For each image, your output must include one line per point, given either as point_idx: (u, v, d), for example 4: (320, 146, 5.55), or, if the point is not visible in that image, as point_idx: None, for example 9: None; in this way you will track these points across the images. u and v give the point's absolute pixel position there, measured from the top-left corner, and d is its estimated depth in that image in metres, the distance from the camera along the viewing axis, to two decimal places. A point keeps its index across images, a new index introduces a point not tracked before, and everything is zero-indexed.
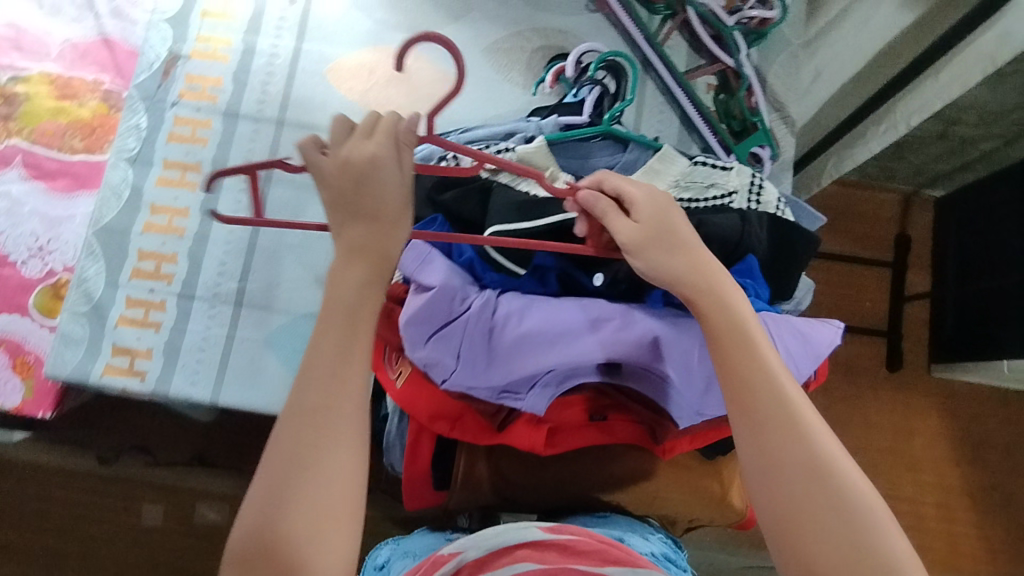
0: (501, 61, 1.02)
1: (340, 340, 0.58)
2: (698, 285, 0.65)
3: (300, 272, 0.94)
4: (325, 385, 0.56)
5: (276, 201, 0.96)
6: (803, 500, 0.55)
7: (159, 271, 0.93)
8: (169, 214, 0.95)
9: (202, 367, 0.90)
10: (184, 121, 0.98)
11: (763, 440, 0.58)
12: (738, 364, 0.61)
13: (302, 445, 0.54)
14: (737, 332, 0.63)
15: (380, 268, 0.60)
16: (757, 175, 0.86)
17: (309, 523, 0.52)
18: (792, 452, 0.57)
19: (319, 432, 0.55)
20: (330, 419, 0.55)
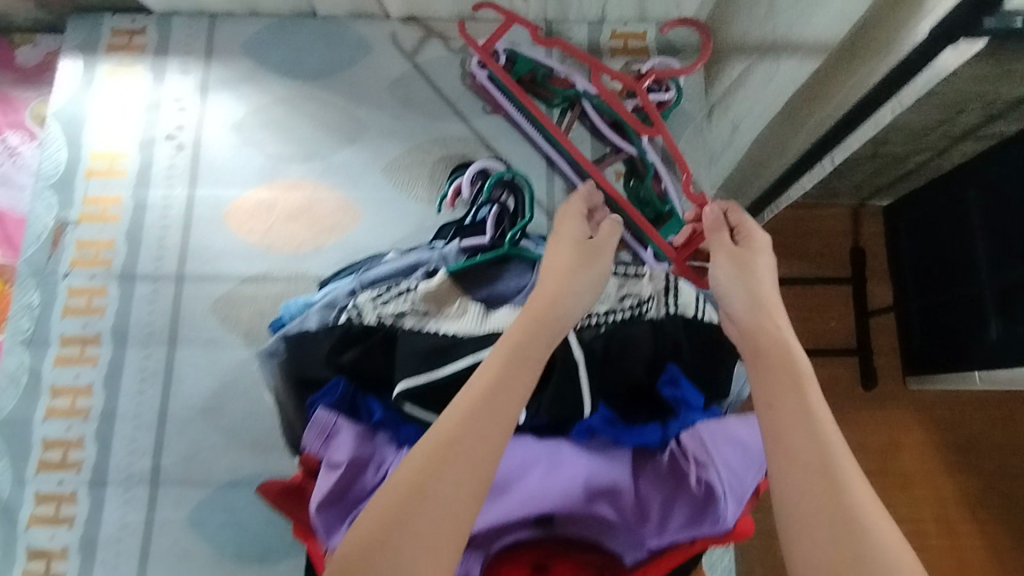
0: (403, 179, 0.99)
1: (509, 369, 0.56)
2: (763, 307, 0.66)
3: (217, 437, 0.88)
4: (483, 409, 0.52)
5: (183, 363, 0.91)
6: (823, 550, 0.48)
7: (67, 459, 0.88)
8: (72, 395, 0.90)
9: (122, 559, 0.85)
10: (77, 291, 0.93)
11: (810, 488, 0.50)
12: (784, 422, 0.55)
13: (437, 461, 0.49)
14: (780, 353, 0.60)
15: (544, 324, 0.61)
16: (672, 276, 0.83)
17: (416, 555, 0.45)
18: (798, 482, 0.51)
19: (458, 456, 0.50)
20: (480, 426, 0.51)
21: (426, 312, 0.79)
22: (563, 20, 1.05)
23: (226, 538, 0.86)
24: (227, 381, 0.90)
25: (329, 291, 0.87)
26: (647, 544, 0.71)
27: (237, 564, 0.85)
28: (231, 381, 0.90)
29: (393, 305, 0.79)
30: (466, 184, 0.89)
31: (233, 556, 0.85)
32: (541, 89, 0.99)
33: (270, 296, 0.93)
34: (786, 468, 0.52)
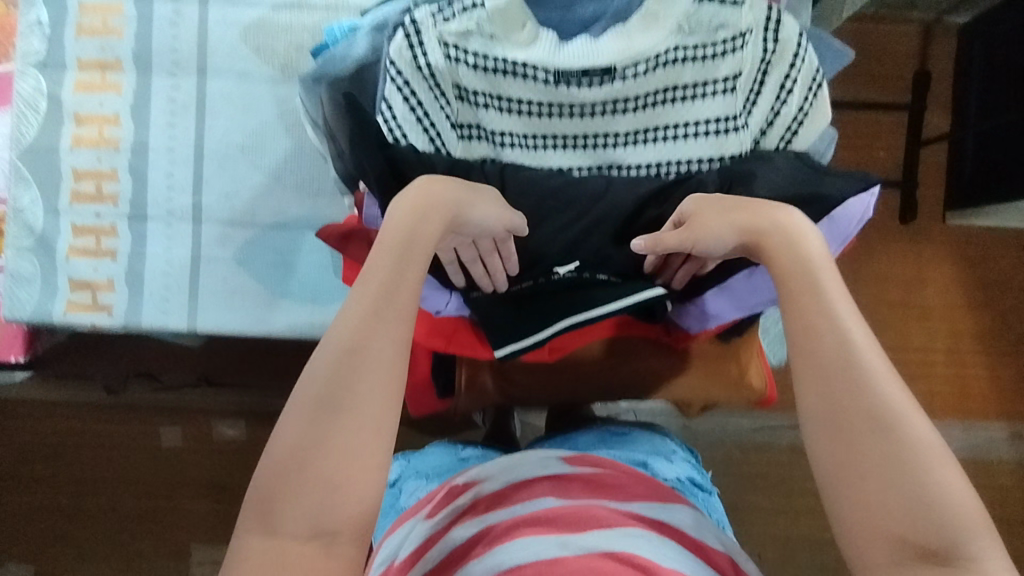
0: None
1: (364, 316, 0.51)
2: (778, 238, 0.58)
3: (258, 177, 0.84)
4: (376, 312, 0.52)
5: (217, 96, 0.83)
6: (841, 395, 0.49)
7: (101, 191, 0.83)
8: (98, 124, 0.82)
9: (172, 293, 0.83)
10: (90, 9, 0.82)
11: (820, 377, 0.51)
12: (796, 284, 0.56)
13: (346, 364, 0.50)
14: (795, 247, 0.57)
15: (429, 211, 0.59)
16: (775, 5, 0.71)
17: (347, 450, 0.48)
18: (824, 349, 0.51)
19: (355, 356, 0.50)
20: (312, 422, 0.48)
21: (492, 36, 0.71)
22: None
23: (274, 280, 0.84)
24: (266, 119, 0.83)
25: (380, 13, 0.77)
26: (715, 318, 0.74)
27: (286, 305, 0.84)
28: (271, 119, 0.83)
29: (456, 23, 0.70)
30: None
31: (282, 296, 0.84)
32: None
33: (307, 26, 0.83)
34: (805, 341, 0.52)
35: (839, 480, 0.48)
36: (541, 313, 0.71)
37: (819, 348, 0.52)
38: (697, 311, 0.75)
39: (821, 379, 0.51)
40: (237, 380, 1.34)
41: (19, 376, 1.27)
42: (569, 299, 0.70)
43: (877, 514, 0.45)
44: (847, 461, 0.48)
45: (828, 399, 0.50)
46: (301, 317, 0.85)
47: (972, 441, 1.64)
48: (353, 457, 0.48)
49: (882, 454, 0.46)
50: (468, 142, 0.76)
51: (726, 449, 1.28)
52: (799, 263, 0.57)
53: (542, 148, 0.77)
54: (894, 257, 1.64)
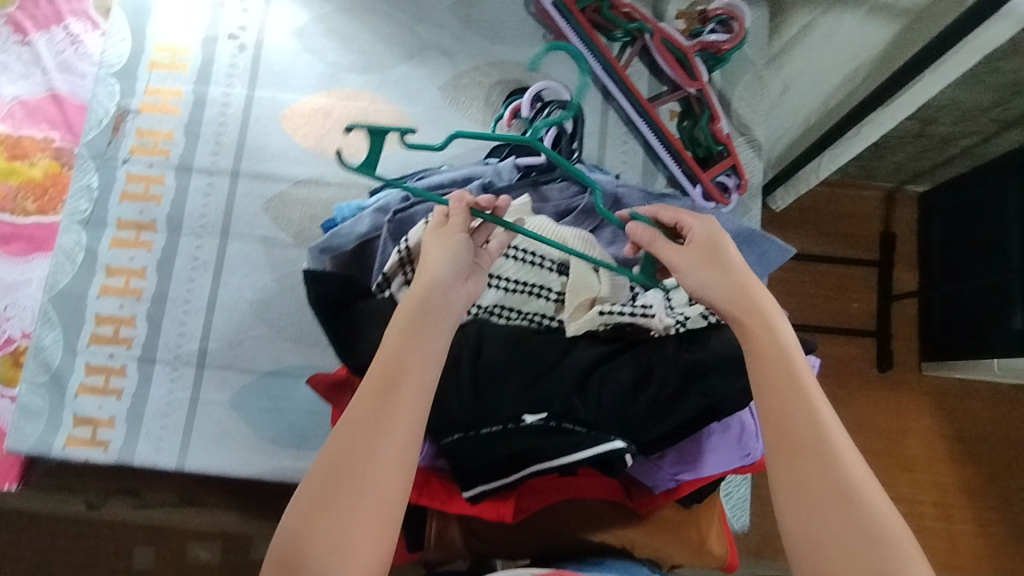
0: (459, 99, 1.00)
1: (392, 375, 0.58)
2: (754, 315, 0.63)
3: (263, 328, 0.92)
4: (367, 422, 0.56)
5: (235, 257, 0.94)
6: (829, 511, 0.52)
7: (118, 335, 0.91)
8: (126, 276, 0.93)
9: (167, 433, 0.89)
10: (136, 178, 0.95)
11: (806, 492, 0.53)
12: (771, 371, 0.59)
13: (349, 457, 0.54)
14: (772, 336, 0.61)
15: (430, 311, 0.62)
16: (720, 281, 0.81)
17: (373, 479, 0.54)
18: (805, 457, 0.54)
19: (351, 467, 0.54)
20: (342, 463, 0.54)
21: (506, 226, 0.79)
22: None
23: (265, 424, 0.90)
24: (275, 277, 0.93)
25: (383, 196, 0.89)
26: (678, 476, 0.76)
27: (273, 448, 0.89)
28: (280, 276, 0.93)
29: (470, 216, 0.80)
30: (524, 105, 0.89)
31: (271, 440, 0.89)
32: (603, 20, 0.96)
33: (321, 201, 0.96)
34: (788, 447, 0.55)
35: (804, 556, 0.52)
36: (516, 467, 0.72)
37: (798, 459, 0.54)
38: (659, 472, 0.77)
39: (795, 463, 0.54)
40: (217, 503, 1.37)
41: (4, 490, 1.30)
42: (537, 444, 0.71)
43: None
44: (820, 534, 0.52)
45: (799, 468, 0.54)
46: (285, 463, 0.89)
47: None
48: (373, 487, 0.54)
49: (848, 533, 0.51)
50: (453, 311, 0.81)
51: None
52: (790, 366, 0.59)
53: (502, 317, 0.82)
54: (872, 406, 1.69)
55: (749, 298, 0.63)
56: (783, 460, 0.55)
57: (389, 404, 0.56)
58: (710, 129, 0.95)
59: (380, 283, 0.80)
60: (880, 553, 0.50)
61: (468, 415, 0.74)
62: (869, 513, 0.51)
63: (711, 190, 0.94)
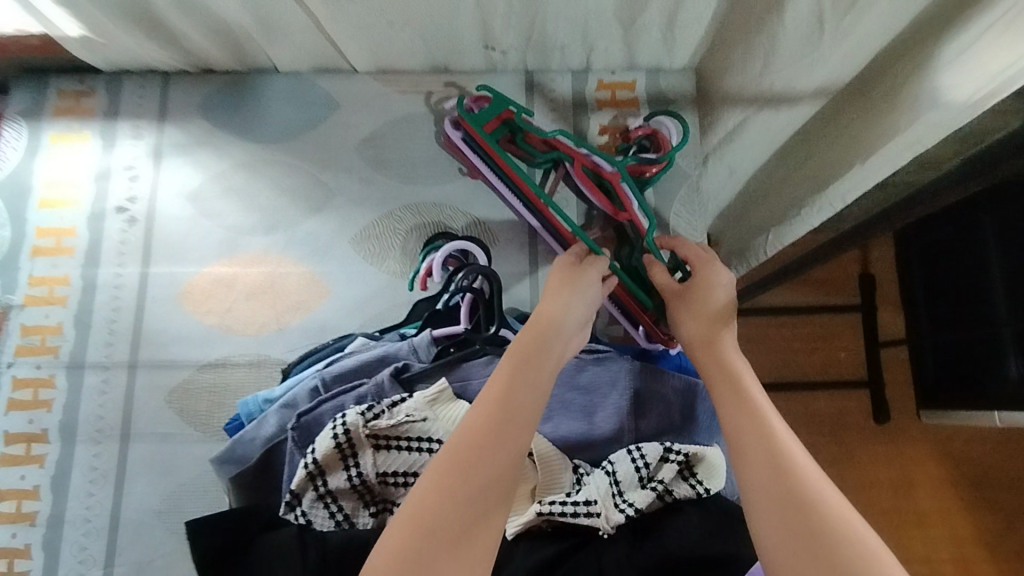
0: (374, 250, 0.91)
1: (499, 413, 0.53)
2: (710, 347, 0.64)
3: (174, 541, 0.82)
4: (475, 447, 0.50)
5: (138, 461, 0.84)
6: (795, 523, 0.47)
7: (12, 570, 0.81)
8: (16, 498, 0.82)
9: None
10: (22, 383, 0.86)
11: (779, 503, 0.48)
12: (727, 386, 0.59)
13: (443, 487, 0.48)
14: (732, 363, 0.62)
15: (538, 350, 0.59)
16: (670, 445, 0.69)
17: (472, 514, 0.47)
18: (763, 459, 0.52)
19: (449, 495, 0.48)
20: (441, 495, 0.47)
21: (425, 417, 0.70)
22: (544, 70, 0.97)
23: None
24: (185, 479, 0.84)
25: (293, 383, 0.79)
26: None
27: None
28: (189, 477, 0.83)
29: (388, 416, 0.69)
30: (437, 264, 0.80)
31: None
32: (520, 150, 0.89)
33: (230, 384, 0.86)
34: (750, 453, 0.52)
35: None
36: None
37: (758, 462, 0.51)
38: None
39: (767, 467, 0.51)
40: None
41: None
42: None
43: None
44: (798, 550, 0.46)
45: (763, 473, 0.51)
46: None
47: None
48: (468, 536, 0.47)
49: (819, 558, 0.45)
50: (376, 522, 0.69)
51: None
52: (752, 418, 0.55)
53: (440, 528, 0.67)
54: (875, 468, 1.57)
55: (711, 333, 0.66)
56: (749, 458, 0.52)
57: (503, 440, 0.51)
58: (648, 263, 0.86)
59: (287, 504, 0.66)
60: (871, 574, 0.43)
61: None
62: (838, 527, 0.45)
63: (654, 333, 0.85)
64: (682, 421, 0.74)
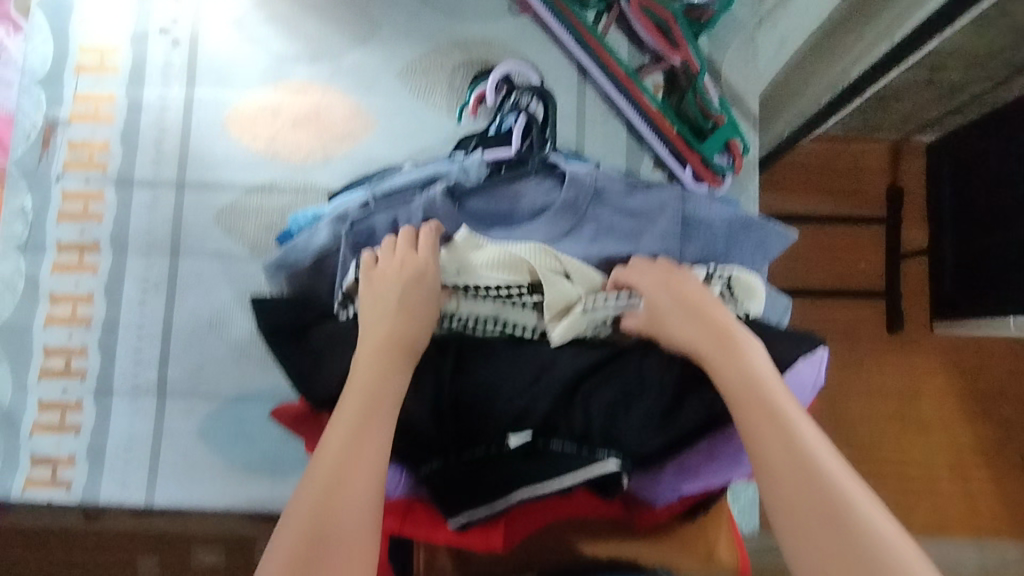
0: (420, 84, 0.90)
1: (360, 415, 0.58)
2: (713, 331, 0.64)
3: (224, 351, 0.86)
4: (343, 465, 0.56)
5: (188, 274, 0.87)
6: (797, 486, 0.54)
7: (70, 368, 0.85)
8: (72, 303, 0.86)
9: (132, 468, 0.84)
10: (72, 196, 0.87)
11: (775, 473, 0.55)
12: (737, 386, 0.59)
13: (325, 500, 0.55)
14: (719, 328, 0.64)
15: (397, 358, 0.62)
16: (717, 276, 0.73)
17: (352, 526, 0.54)
18: (770, 432, 0.56)
19: (332, 507, 0.55)
20: (328, 503, 0.54)
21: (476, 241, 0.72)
22: None
23: (236, 451, 0.85)
24: (234, 295, 0.86)
25: (341, 203, 0.81)
26: (677, 489, 0.71)
27: (250, 476, 0.84)
28: (238, 294, 0.86)
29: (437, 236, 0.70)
30: (489, 91, 0.82)
31: (245, 467, 0.84)
32: None
33: (276, 208, 0.88)
34: (758, 427, 0.57)
35: (802, 543, 0.52)
36: (499, 495, 0.66)
37: (750, 416, 0.57)
38: (658, 486, 0.72)
39: (761, 448, 0.56)
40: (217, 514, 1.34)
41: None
42: (520, 470, 0.65)
43: (826, 560, 0.51)
44: (798, 509, 0.53)
45: (769, 445, 0.55)
46: (259, 491, 0.84)
47: (981, 562, 1.52)
48: (356, 535, 0.54)
49: (821, 509, 0.52)
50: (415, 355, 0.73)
51: None
52: (803, 463, 0.54)
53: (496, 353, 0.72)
54: (886, 372, 1.59)
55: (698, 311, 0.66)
56: (744, 425, 0.57)
57: (368, 449, 0.57)
58: (699, 104, 0.85)
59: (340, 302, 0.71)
60: (848, 528, 0.51)
61: (445, 441, 0.68)
62: (833, 491, 0.53)
63: (702, 173, 0.84)
64: (726, 250, 0.77)
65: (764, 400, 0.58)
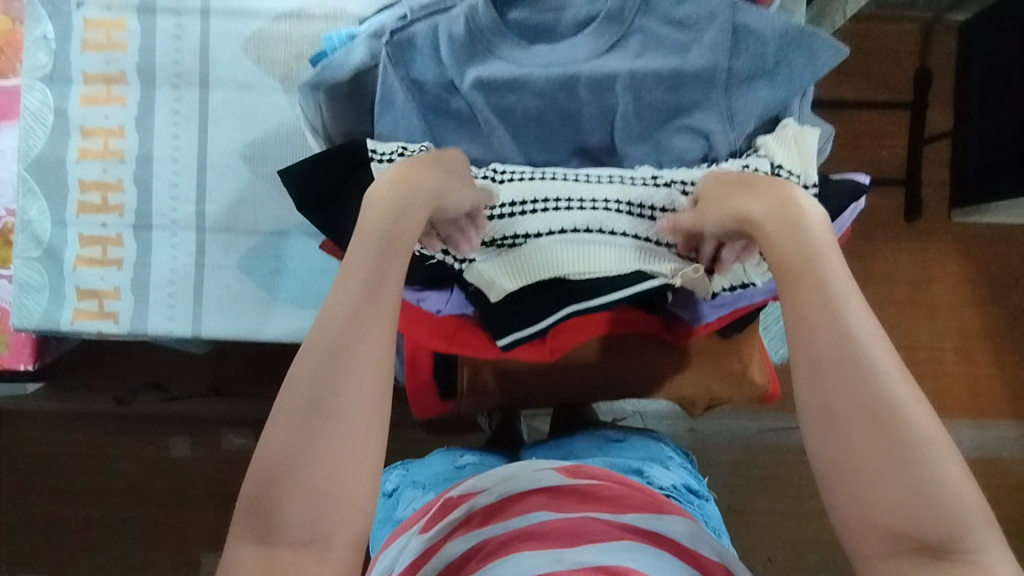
0: None
1: (354, 310, 0.52)
2: (770, 214, 0.60)
3: (261, 186, 0.85)
4: (330, 371, 0.50)
5: (219, 108, 0.85)
6: (842, 381, 0.50)
7: (107, 202, 0.84)
8: (104, 137, 0.84)
9: (176, 301, 0.84)
10: (95, 24, 0.84)
11: (820, 366, 0.51)
12: (793, 262, 0.56)
13: (313, 411, 0.50)
14: (790, 219, 0.59)
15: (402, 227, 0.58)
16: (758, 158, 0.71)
17: (346, 437, 0.50)
18: (827, 327, 0.52)
19: (320, 413, 0.50)
20: (310, 412, 0.50)
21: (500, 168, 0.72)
22: None
23: (277, 285, 0.85)
24: (268, 129, 0.85)
25: (375, 21, 0.77)
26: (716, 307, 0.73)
27: (292, 310, 0.86)
28: (274, 128, 0.85)
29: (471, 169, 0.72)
30: None
31: (286, 301, 0.85)
32: None
33: (306, 36, 0.85)
34: (812, 316, 0.53)
35: (830, 431, 0.49)
36: (547, 310, 0.70)
37: (808, 304, 0.54)
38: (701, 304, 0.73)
39: (811, 329, 0.53)
40: (245, 389, 1.36)
41: (29, 387, 1.29)
42: (570, 284, 0.69)
43: (857, 456, 0.48)
44: (839, 407, 0.49)
45: (825, 338, 0.52)
46: (303, 323, 0.85)
47: (984, 442, 1.51)
48: (351, 442, 0.50)
49: (867, 406, 0.48)
50: (450, 259, 0.70)
51: (733, 451, 1.36)
52: (847, 350, 0.51)
53: (557, 228, 0.68)
54: (899, 257, 1.52)
55: (770, 199, 0.60)
56: (798, 312, 0.54)
57: (359, 346, 0.52)
58: None
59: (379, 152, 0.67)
60: (900, 429, 0.47)
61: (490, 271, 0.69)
62: (884, 389, 0.49)
63: None
64: (776, 64, 0.73)
65: (817, 270, 0.55)
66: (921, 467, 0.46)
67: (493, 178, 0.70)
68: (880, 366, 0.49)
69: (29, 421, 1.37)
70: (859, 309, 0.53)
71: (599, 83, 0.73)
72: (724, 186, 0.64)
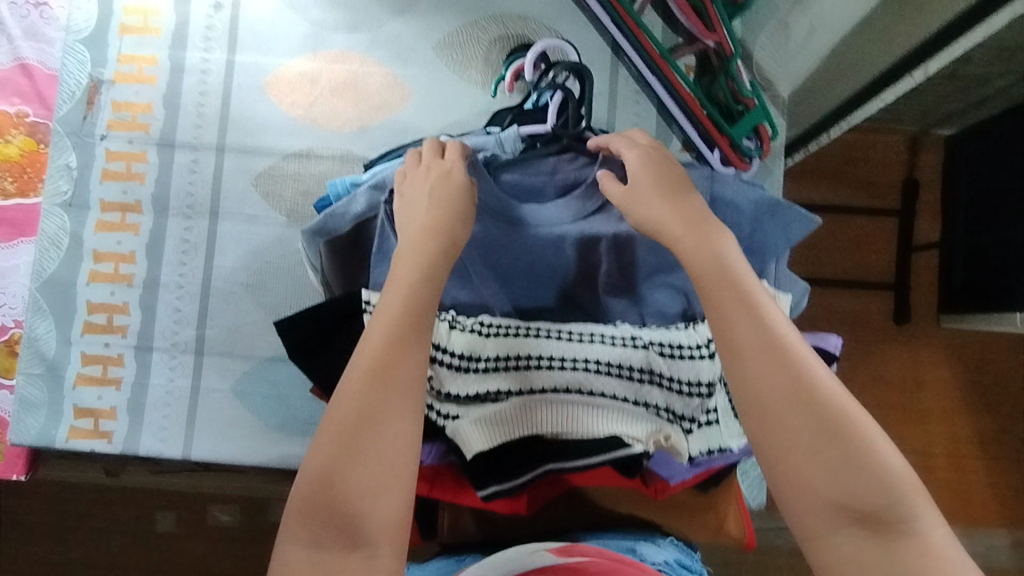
0: (455, 58, 0.93)
1: (367, 384, 0.55)
2: (697, 241, 0.62)
3: (260, 313, 0.89)
4: (360, 420, 0.54)
5: (226, 237, 0.90)
6: (788, 412, 0.52)
7: (111, 323, 0.88)
8: (114, 261, 0.88)
9: (170, 422, 0.87)
10: (116, 155, 0.89)
11: (766, 399, 0.53)
12: (721, 289, 0.58)
13: (340, 458, 0.53)
14: (713, 250, 0.61)
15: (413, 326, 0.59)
16: None
17: (375, 471, 0.53)
18: (769, 370, 0.54)
19: (350, 455, 0.53)
20: (334, 467, 0.53)
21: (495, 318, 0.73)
22: None
23: (268, 410, 0.88)
24: (270, 257, 0.90)
25: (377, 172, 0.82)
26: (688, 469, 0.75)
27: (279, 434, 0.87)
28: (275, 257, 0.90)
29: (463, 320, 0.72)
30: (527, 66, 0.83)
31: (276, 426, 0.87)
32: None
33: (313, 175, 0.91)
34: (750, 349, 0.55)
35: (781, 466, 0.52)
36: (528, 468, 0.72)
37: (741, 342, 0.55)
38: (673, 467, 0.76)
39: (745, 367, 0.54)
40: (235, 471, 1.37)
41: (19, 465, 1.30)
42: (550, 447, 0.72)
43: (814, 479, 0.50)
44: (784, 440, 0.52)
45: (764, 372, 0.54)
46: (290, 449, 0.87)
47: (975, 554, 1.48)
48: (381, 477, 0.53)
49: (815, 429, 0.51)
50: (435, 414, 0.71)
51: (719, 556, 1.34)
52: (792, 381, 0.53)
53: (537, 388, 0.71)
54: (887, 361, 1.51)
55: (697, 226, 0.63)
56: (732, 351, 0.55)
57: (383, 415, 0.54)
58: (730, 87, 0.88)
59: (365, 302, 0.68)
60: (845, 449, 0.50)
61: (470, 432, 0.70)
62: (831, 411, 0.52)
63: (730, 157, 0.89)
64: (751, 232, 0.78)
65: (745, 295, 0.57)
66: (869, 490, 0.50)
67: (477, 331, 0.71)
68: (806, 373, 0.53)
69: (13, 500, 1.36)
70: (781, 321, 0.57)
71: (586, 245, 0.77)
72: (662, 203, 0.66)
